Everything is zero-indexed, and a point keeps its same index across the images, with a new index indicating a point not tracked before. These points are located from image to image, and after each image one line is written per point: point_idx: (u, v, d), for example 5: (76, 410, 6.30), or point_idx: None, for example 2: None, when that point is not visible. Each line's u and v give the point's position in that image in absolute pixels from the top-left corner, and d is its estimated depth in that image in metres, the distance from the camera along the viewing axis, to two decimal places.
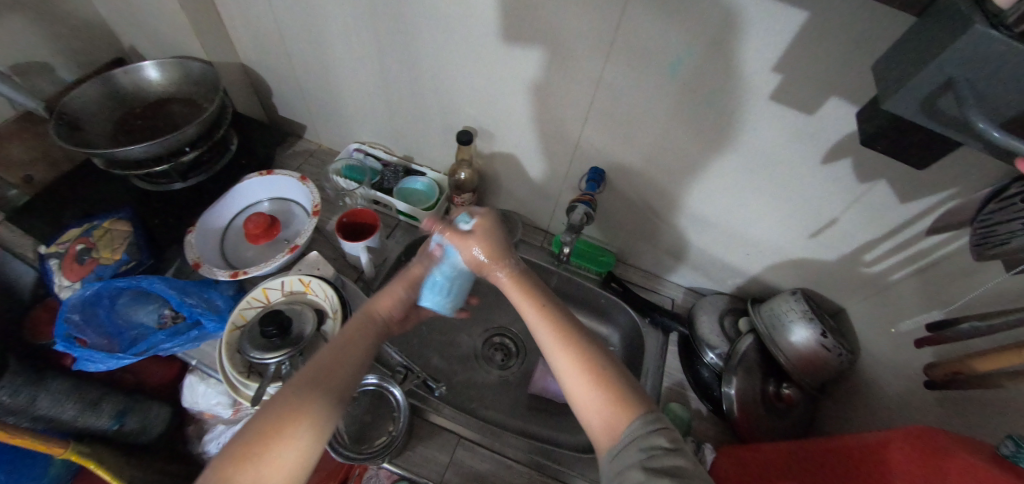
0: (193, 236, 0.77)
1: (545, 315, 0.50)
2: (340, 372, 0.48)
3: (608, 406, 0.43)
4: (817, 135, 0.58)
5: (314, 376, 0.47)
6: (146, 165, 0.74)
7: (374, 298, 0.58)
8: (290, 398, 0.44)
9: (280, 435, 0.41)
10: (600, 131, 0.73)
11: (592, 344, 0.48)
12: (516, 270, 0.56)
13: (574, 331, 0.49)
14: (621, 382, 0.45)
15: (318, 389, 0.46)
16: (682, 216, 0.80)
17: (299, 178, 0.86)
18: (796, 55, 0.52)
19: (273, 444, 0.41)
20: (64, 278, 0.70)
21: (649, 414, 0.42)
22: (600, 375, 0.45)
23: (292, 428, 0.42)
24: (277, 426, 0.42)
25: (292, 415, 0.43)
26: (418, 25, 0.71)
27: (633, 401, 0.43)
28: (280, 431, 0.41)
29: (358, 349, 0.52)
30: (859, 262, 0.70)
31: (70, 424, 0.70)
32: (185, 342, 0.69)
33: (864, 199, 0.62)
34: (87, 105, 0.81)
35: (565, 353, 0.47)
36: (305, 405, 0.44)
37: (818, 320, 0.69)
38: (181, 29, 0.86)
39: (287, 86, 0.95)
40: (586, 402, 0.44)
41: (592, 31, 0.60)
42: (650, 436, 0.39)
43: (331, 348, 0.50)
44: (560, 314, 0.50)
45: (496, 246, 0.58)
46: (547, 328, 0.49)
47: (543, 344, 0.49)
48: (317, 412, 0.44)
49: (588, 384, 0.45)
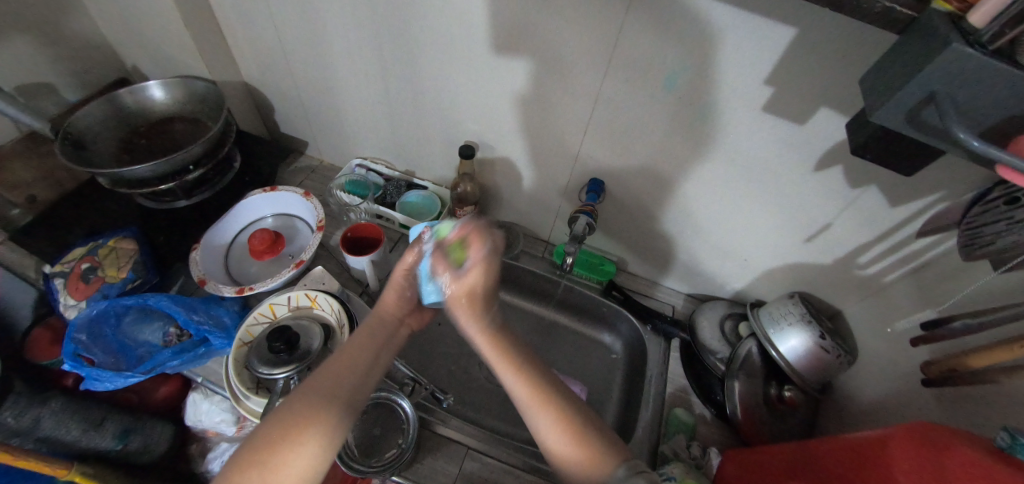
0: (198, 253, 0.77)
1: (521, 373, 0.48)
2: (348, 377, 0.49)
3: (586, 465, 0.43)
4: (809, 144, 0.61)
5: (324, 382, 0.48)
6: (151, 184, 0.75)
7: (382, 302, 0.59)
8: (298, 406, 0.45)
9: (293, 440, 0.42)
10: (599, 142, 0.75)
11: (569, 401, 0.48)
12: (492, 326, 0.52)
13: (552, 388, 0.48)
14: (597, 439, 0.45)
15: (329, 394, 0.47)
16: (680, 224, 0.82)
17: (303, 194, 0.87)
18: (787, 68, 0.54)
19: (285, 448, 0.42)
20: (70, 297, 0.71)
21: (627, 464, 0.43)
22: (579, 429, 0.45)
23: (303, 433, 0.43)
24: (289, 432, 0.43)
25: (304, 420, 0.44)
26: (421, 44, 0.74)
27: (609, 454, 0.44)
28: (292, 436, 0.43)
29: (368, 353, 0.53)
30: (854, 265, 0.72)
31: (72, 445, 0.69)
32: (191, 359, 0.69)
33: (855, 204, 0.65)
34: (92, 125, 0.81)
35: (543, 412, 0.46)
36: (316, 410, 0.45)
37: (816, 322, 0.71)
38: (186, 49, 0.87)
39: (290, 102, 0.97)
40: (564, 456, 0.44)
41: (590, 48, 0.63)
42: (633, 480, 0.40)
43: (339, 355, 0.51)
44: (536, 371, 0.49)
45: (473, 302, 0.52)
46: (525, 389, 0.48)
47: (519, 402, 0.48)
48: (329, 417, 0.45)
49: (570, 443, 0.45)
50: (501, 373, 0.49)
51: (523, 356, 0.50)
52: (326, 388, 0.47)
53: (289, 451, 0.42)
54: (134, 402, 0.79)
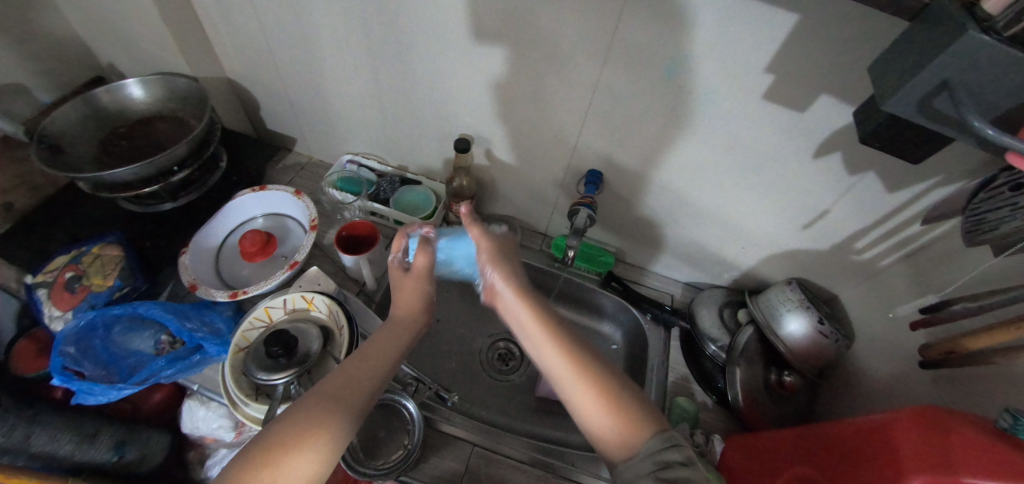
0: (187, 257, 0.75)
1: (554, 340, 0.51)
2: (363, 386, 0.49)
3: (622, 430, 0.44)
4: (810, 131, 0.60)
5: (340, 389, 0.48)
6: (134, 187, 0.72)
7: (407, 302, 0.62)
8: (317, 406, 0.45)
9: (303, 444, 0.42)
10: (598, 134, 0.74)
11: (603, 368, 0.49)
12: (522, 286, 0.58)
13: (585, 357, 0.49)
14: (635, 407, 0.46)
15: (345, 399, 0.47)
16: (678, 213, 0.82)
17: (294, 193, 0.85)
18: (789, 55, 0.54)
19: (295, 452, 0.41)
20: (55, 309, 0.68)
21: (663, 433, 0.44)
22: (615, 399, 0.46)
23: (316, 438, 0.43)
24: (300, 437, 0.42)
25: (318, 427, 0.43)
26: (412, 35, 0.71)
27: (645, 422, 0.45)
28: (307, 437, 0.42)
29: (382, 365, 0.53)
30: (850, 250, 0.72)
31: (65, 459, 0.67)
32: (185, 368, 0.67)
33: (854, 190, 0.65)
34: (68, 126, 0.78)
35: (577, 378, 0.48)
36: (331, 418, 0.45)
37: (814, 308, 0.72)
38: (164, 44, 0.83)
39: (276, 98, 0.94)
40: (599, 421, 0.46)
41: (588, 38, 0.61)
42: (666, 452, 0.42)
43: (357, 364, 0.51)
44: (572, 340, 0.51)
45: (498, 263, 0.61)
46: (560, 356, 0.50)
47: (552, 368, 0.50)
48: (343, 419, 0.45)
49: (604, 409, 0.46)
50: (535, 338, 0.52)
51: (556, 325, 0.52)
52: (343, 396, 0.47)
53: (301, 456, 0.41)
54: (128, 412, 0.77)
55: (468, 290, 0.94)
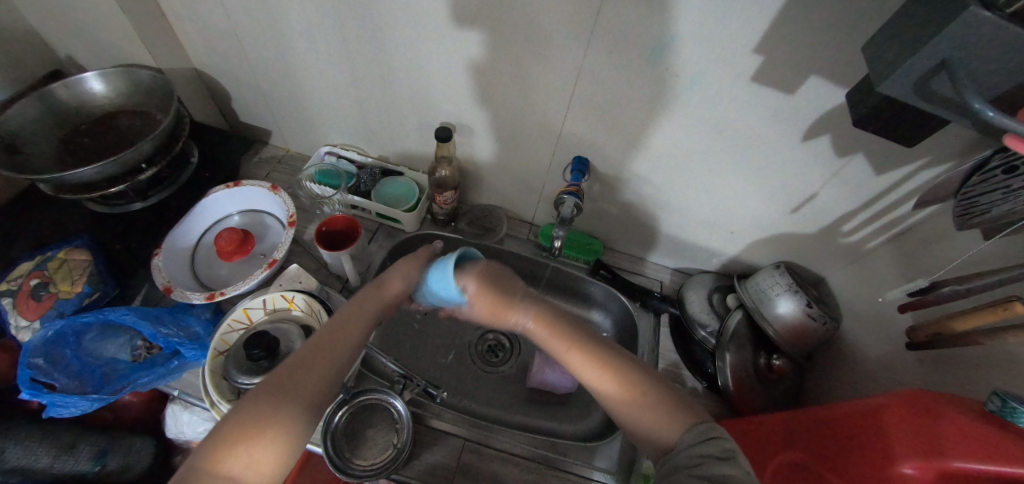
0: (160, 259, 0.72)
1: (581, 350, 0.54)
2: (314, 375, 0.48)
3: (662, 426, 0.47)
4: (798, 113, 0.59)
5: (291, 378, 0.47)
6: (99, 187, 0.69)
7: (380, 283, 0.59)
8: (274, 394, 0.45)
9: (255, 440, 0.41)
10: (584, 121, 0.71)
11: (633, 368, 0.52)
12: (534, 310, 0.57)
13: (614, 359, 0.53)
14: (667, 403, 0.49)
15: (302, 386, 0.47)
16: (667, 199, 0.80)
17: (270, 188, 0.81)
18: (778, 36, 0.52)
19: (247, 447, 0.41)
20: (21, 318, 0.65)
21: (700, 426, 0.45)
22: (648, 397, 0.50)
23: (271, 434, 0.42)
24: (258, 423, 0.42)
25: (270, 418, 0.43)
26: (386, 20, 0.68)
27: (681, 416, 0.47)
28: (266, 426, 0.42)
29: (339, 351, 0.51)
30: (838, 233, 0.72)
31: (46, 472, 0.65)
32: (163, 374, 0.65)
33: (843, 172, 0.64)
34: (25, 125, 0.74)
35: (610, 379, 0.51)
36: (282, 407, 0.44)
37: (802, 291, 0.72)
38: (123, 34, 0.79)
39: (247, 89, 0.89)
40: (644, 421, 0.48)
41: (570, 20, 0.58)
42: (702, 446, 0.43)
43: (305, 353, 0.49)
44: (595, 345, 0.54)
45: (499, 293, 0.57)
46: (589, 361, 0.53)
47: (584, 376, 0.53)
48: (300, 404, 0.45)
49: (644, 409, 0.49)
50: (563, 354, 0.55)
51: (578, 335, 0.56)
52: (294, 388, 0.46)
53: (256, 450, 0.41)
54: (109, 420, 0.76)
55: None
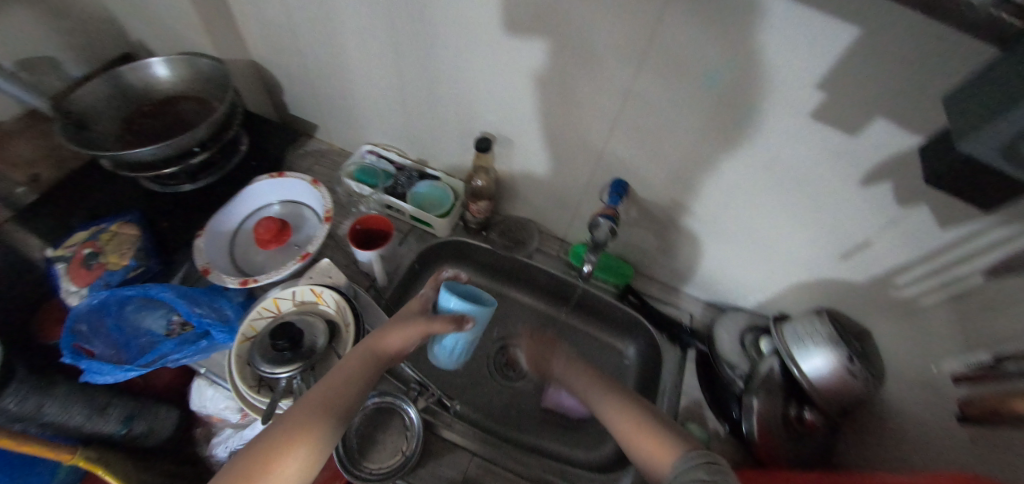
0: (203, 241, 0.75)
1: (602, 391, 0.65)
2: (335, 398, 0.52)
3: (660, 449, 0.53)
4: (859, 156, 0.55)
5: (314, 403, 0.51)
6: (155, 167, 0.72)
7: (382, 332, 0.60)
8: (298, 414, 0.49)
9: (281, 457, 0.46)
10: (627, 143, 0.70)
11: (640, 406, 0.60)
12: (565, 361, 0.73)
13: (625, 398, 0.62)
14: (665, 430, 0.55)
15: (325, 408, 0.51)
16: (706, 231, 0.77)
17: (311, 181, 0.83)
18: (843, 74, 0.49)
19: (275, 462, 0.45)
20: (71, 284, 0.69)
21: (693, 449, 0.51)
22: (648, 425, 0.56)
23: (295, 449, 0.47)
24: (286, 440, 0.47)
25: (296, 435, 0.47)
26: (438, 28, 0.68)
27: (675, 441, 0.53)
28: (290, 442, 0.47)
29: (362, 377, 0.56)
30: (890, 285, 0.67)
31: (77, 429, 0.70)
32: (194, 352, 0.67)
33: (902, 222, 0.60)
34: (94, 104, 0.79)
35: (619, 413, 0.60)
36: (307, 427, 0.48)
37: (845, 345, 0.67)
38: (191, 24, 0.83)
39: (299, 84, 0.92)
40: (642, 447, 0.55)
41: (622, 42, 0.57)
42: (692, 460, 0.48)
43: (331, 377, 0.54)
44: (614, 389, 0.65)
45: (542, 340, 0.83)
46: (606, 401, 0.63)
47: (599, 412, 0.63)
48: (320, 427, 0.49)
49: (643, 436, 0.56)
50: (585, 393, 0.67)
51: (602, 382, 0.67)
52: (318, 408, 0.51)
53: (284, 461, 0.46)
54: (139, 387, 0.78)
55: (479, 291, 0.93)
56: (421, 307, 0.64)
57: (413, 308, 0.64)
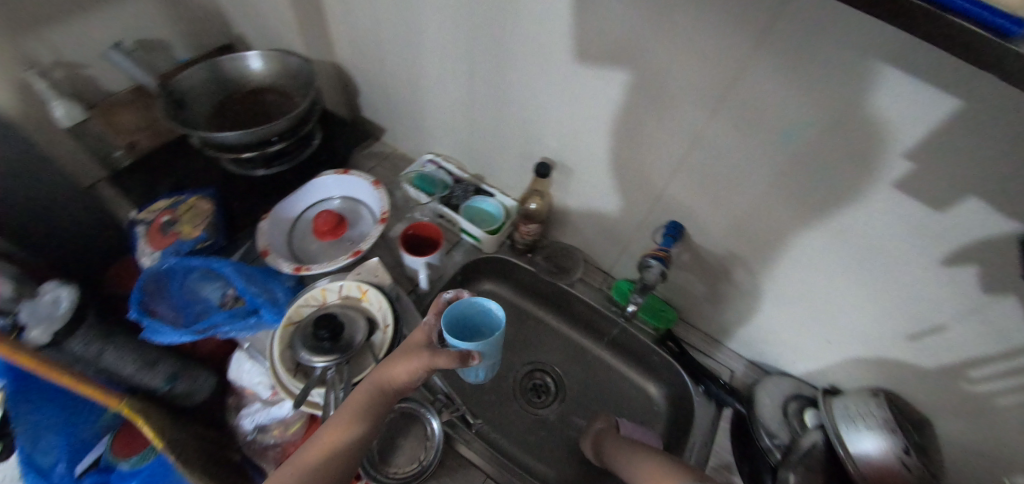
0: (266, 224, 0.80)
1: (620, 447, 0.66)
2: (363, 406, 0.57)
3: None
4: (943, 234, 0.52)
5: (350, 410, 0.57)
6: (236, 151, 0.78)
7: (397, 353, 0.60)
8: (336, 419, 0.56)
9: (316, 453, 0.54)
10: (689, 187, 0.69)
11: (649, 452, 0.62)
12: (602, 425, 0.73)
13: (638, 448, 0.64)
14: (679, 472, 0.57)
15: (354, 416, 0.56)
16: (760, 287, 0.74)
17: (372, 182, 0.87)
18: (936, 146, 0.46)
19: (312, 457, 0.54)
20: (146, 246, 0.74)
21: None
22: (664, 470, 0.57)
23: (328, 449, 0.54)
24: (321, 441, 0.55)
25: (330, 437, 0.55)
26: (514, 52, 0.71)
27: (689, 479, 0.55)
28: (324, 442, 0.55)
29: (392, 388, 0.58)
30: (961, 377, 0.61)
31: (127, 379, 0.74)
32: (242, 327, 0.70)
33: (985, 311, 0.55)
34: (194, 86, 0.86)
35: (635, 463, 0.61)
36: (339, 431, 0.55)
37: (902, 433, 0.62)
38: (288, 24, 0.90)
39: (375, 89, 0.97)
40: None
41: (698, 86, 0.57)
42: None
43: (366, 385, 0.59)
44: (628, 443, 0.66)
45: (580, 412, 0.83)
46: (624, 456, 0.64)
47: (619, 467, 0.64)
48: (347, 433, 0.55)
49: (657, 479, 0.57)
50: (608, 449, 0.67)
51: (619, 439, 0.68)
52: (349, 416, 0.56)
53: (318, 457, 0.54)
54: (188, 349, 0.87)
55: (515, 311, 0.93)
56: (426, 337, 0.60)
57: (417, 340, 0.60)
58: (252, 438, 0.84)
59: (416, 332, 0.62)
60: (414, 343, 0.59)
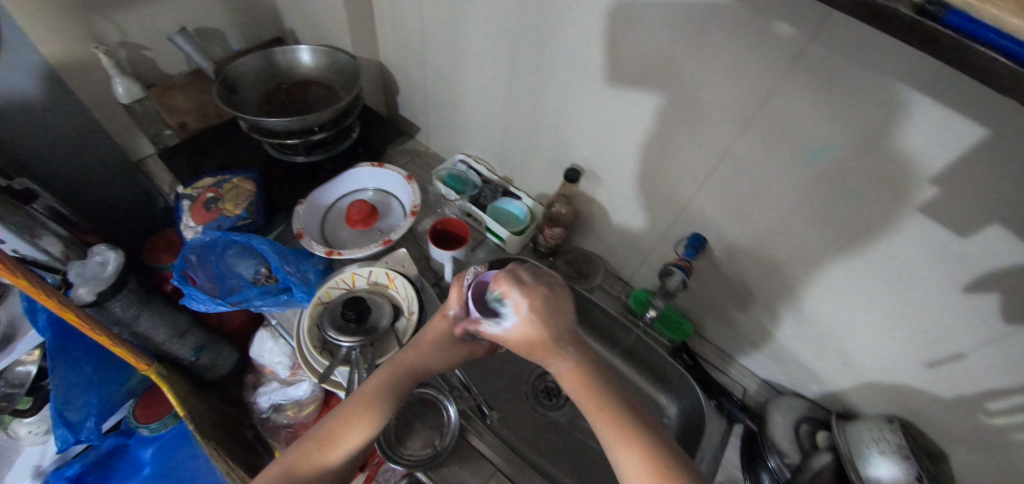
0: (302, 208, 0.83)
1: (604, 403, 0.49)
2: (400, 379, 0.57)
3: None
4: (966, 261, 0.53)
5: (384, 382, 0.56)
6: (281, 136, 0.83)
7: (430, 339, 0.60)
8: (367, 389, 0.55)
9: (351, 423, 0.52)
10: (716, 201, 0.70)
11: (648, 429, 0.47)
12: (576, 358, 0.51)
13: (632, 420, 0.47)
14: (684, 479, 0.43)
15: (389, 389, 0.56)
16: (779, 304, 0.75)
17: (406, 177, 0.90)
18: (962, 173, 0.48)
19: (347, 427, 0.52)
20: (190, 220, 0.79)
21: None
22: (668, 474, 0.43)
23: (365, 419, 0.53)
24: (355, 410, 0.53)
25: (365, 406, 0.53)
26: (554, 60, 0.74)
27: None
28: (359, 412, 0.53)
29: (426, 365, 0.60)
30: (978, 409, 0.62)
31: (158, 345, 0.78)
32: (273, 303, 0.73)
33: (1005, 341, 0.55)
34: (247, 73, 0.91)
35: (621, 441, 0.46)
36: (374, 402, 0.54)
37: (914, 460, 0.62)
38: (340, 23, 0.95)
39: (414, 88, 1.02)
40: None
41: (731, 102, 0.60)
42: None
43: (399, 360, 0.58)
44: (619, 399, 0.49)
45: (548, 327, 0.51)
46: (609, 424, 0.47)
47: (600, 434, 0.48)
48: (383, 405, 0.54)
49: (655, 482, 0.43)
50: (585, 402, 0.50)
51: (605, 388, 0.50)
52: (384, 387, 0.56)
53: (354, 426, 0.52)
54: (214, 324, 0.89)
55: None
56: (456, 332, 0.61)
57: (447, 330, 0.61)
58: (267, 416, 0.87)
59: (443, 323, 0.61)
60: (441, 333, 0.61)
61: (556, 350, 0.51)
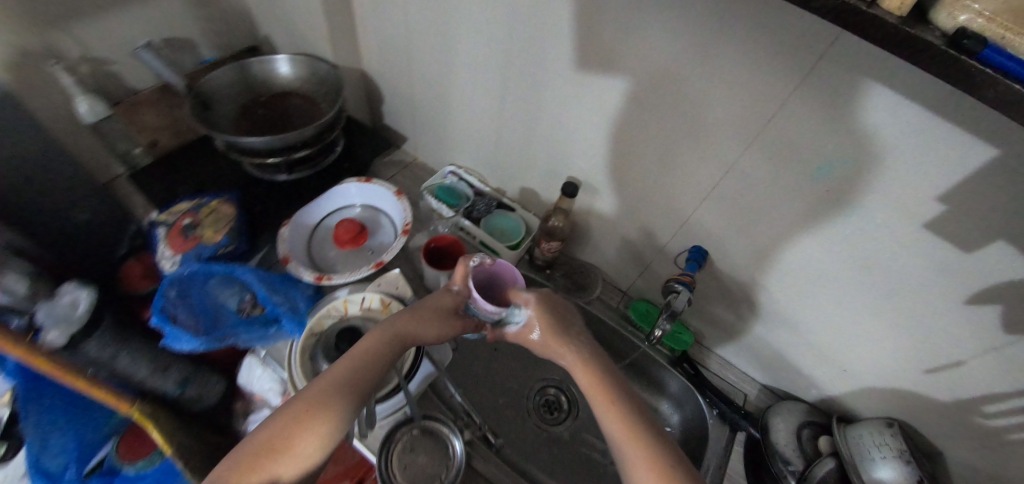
0: (287, 230, 0.79)
1: (610, 398, 0.52)
2: (358, 372, 0.53)
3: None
4: (968, 274, 0.53)
5: (336, 380, 0.52)
6: (260, 155, 0.78)
7: (415, 317, 0.60)
8: (315, 390, 0.50)
9: (297, 429, 0.47)
10: (718, 216, 0.69)
11: (650, 426, 0.50)
12: (585, 352, 0.57)
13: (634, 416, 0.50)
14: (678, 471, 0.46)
15: (340, 387, 0.51)
16: (779, 313, 0.75)
17: (395, 193, 0.86)
18: (970, 190, 0.47)
19: (294, 434, 0.47)
20: (167, 249, 0.73)
21: None
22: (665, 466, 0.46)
23: (316, 422, 0.48)
24: (300, 415, 0.48)
25: (311, 408, 0.48)
26: (547, 71, 0.72)
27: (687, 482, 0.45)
28: (304, 417, 0.48)
29: (385, 351, 0.56)
30: (976, 411, 0.62)
31: (139, 382, 0.73)
32: (261, 336, 0.70)
33: (1004, 350, 0.56)
34: (221, 87, 0.86)
35: (625, 432, 0.49)
36: (322, 402, 0.49)
37: (915, 463, 0.62)
38: (319, 30, 0.90)
39: (401, 98, 0.98)
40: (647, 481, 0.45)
41: (732, 117, 0.58)
42: None
43: (354, 353, 0.54)
44: (626, 397, 0.52)
45: (555, 325, 0.58)
46: (615, 419, 0.50)
47: (606, 426, 0.51)
48: (335, 403, 0.49)
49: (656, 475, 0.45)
50: (592, 394, 0.53)
51: (613, 384, 0.54)
52: (337, 383, 0.51)
53: (303, 433, 0.47)
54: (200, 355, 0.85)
55: None
56: (455, 306, 0.63)
57: (446, 304, 0.63)
58: None
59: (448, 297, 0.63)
60: (433, 308, 0.62)
61: (565, 345, 0.57)
